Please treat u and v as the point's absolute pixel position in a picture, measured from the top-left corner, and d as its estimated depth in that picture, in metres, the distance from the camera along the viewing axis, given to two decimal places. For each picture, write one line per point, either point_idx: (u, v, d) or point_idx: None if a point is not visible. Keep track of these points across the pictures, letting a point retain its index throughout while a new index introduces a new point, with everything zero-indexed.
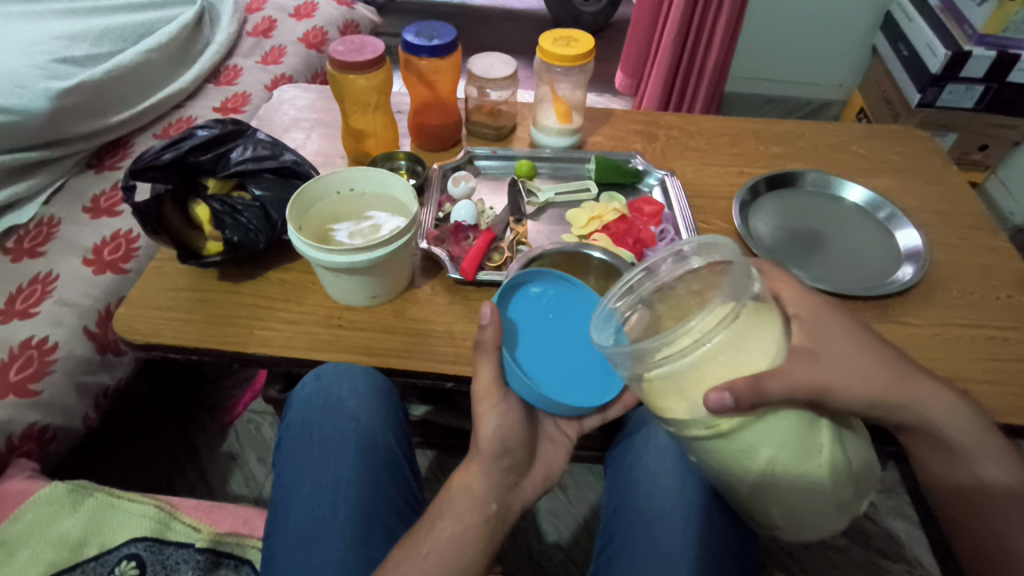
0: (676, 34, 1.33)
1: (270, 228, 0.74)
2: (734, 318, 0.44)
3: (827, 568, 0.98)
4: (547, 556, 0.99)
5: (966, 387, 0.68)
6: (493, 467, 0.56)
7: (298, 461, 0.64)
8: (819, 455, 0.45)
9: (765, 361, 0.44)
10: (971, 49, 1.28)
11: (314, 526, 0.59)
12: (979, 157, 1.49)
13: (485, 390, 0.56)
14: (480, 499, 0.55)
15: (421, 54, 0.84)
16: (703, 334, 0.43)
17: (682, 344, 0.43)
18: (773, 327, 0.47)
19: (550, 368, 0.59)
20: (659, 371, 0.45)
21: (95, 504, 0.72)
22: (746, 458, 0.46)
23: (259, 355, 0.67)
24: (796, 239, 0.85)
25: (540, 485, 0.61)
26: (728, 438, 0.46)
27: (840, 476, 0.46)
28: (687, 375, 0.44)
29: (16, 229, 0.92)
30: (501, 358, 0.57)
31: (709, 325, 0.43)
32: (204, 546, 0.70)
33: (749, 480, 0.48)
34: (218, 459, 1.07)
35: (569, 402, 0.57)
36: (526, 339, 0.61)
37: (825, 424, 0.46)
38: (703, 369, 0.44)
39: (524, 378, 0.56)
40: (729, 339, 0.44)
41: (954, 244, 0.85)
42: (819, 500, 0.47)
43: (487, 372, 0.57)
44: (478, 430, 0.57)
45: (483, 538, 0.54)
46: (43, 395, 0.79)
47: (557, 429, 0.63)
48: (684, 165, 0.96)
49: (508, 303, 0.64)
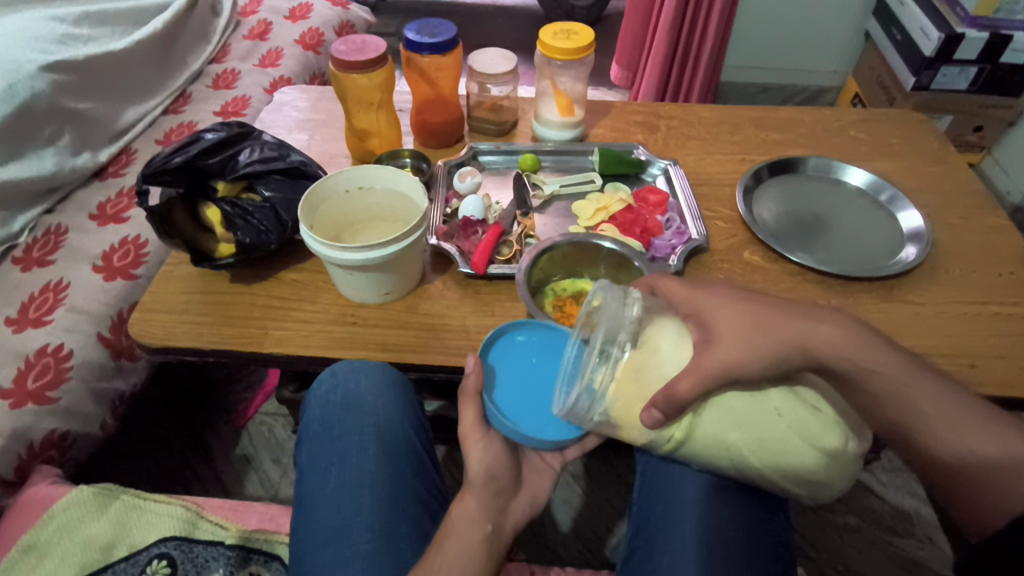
0: (671, 25, 1.33)
1: (281, 228, 0.74)
2: (620, 349, 0.50)
3: (841, 547, 1.00)
4: (563, 544, 1.00)
5: (973, 363, 0.69)
6: (483, 494, 0.57)
7: (317, 459, 0.65)
8: (780, 419, 0.46)
9: (672, 369, 0.48)
10: (964, 31, 1.29)
11: (341, 519, 0.60)
12: (974, 138, 1.50)
13: (470, 426, 0.58)
14: (476, 518, 0.55)
15: (422, 52, 0.84)
16: (607, 370, 0.49)
17: (590, 383, 0.49)
18: (665, 337, 0.50)
19: (535, 406, 0.60)
20: (598, 412, 0.50)
21: (122, 506, 0.72)
22: (721, 449, 0.48)
23: (276, 355, 0.68)
24: (799, 223, 0.86)
25: (525, 514, 0.59)
26: (690, 440, 0.49)
27: (817, 434, 0.45)
28: (622, 404, 0.49)
29: (25, 238, 0.92)
30: (483, 404, 0.59)
31: (604, 361, 0.50)
32: (234, 543, 0.71)
33: (738, 467, 0.50)
34: (232, 462, 1.07)
35: (548, 437, 0.57)
36: (515, 379, 0.62)
37: (776, 390, 0.47)
38: (627, 394, 0.49)
39: (506, 420, 0.57)
40: (631, 360, 0.49)
41: (954, 224, 0.86)
42: (818, 464, 0.46)
43: (471, 412, 0.58)
44: (467, 463, 0.58)
45: (483, 558, 0.54)
46: (61, 402, 0.79)
47: (542, 458, 0.62)
48: (686, 154, 0.96)
49: (497, 347, 0.64)
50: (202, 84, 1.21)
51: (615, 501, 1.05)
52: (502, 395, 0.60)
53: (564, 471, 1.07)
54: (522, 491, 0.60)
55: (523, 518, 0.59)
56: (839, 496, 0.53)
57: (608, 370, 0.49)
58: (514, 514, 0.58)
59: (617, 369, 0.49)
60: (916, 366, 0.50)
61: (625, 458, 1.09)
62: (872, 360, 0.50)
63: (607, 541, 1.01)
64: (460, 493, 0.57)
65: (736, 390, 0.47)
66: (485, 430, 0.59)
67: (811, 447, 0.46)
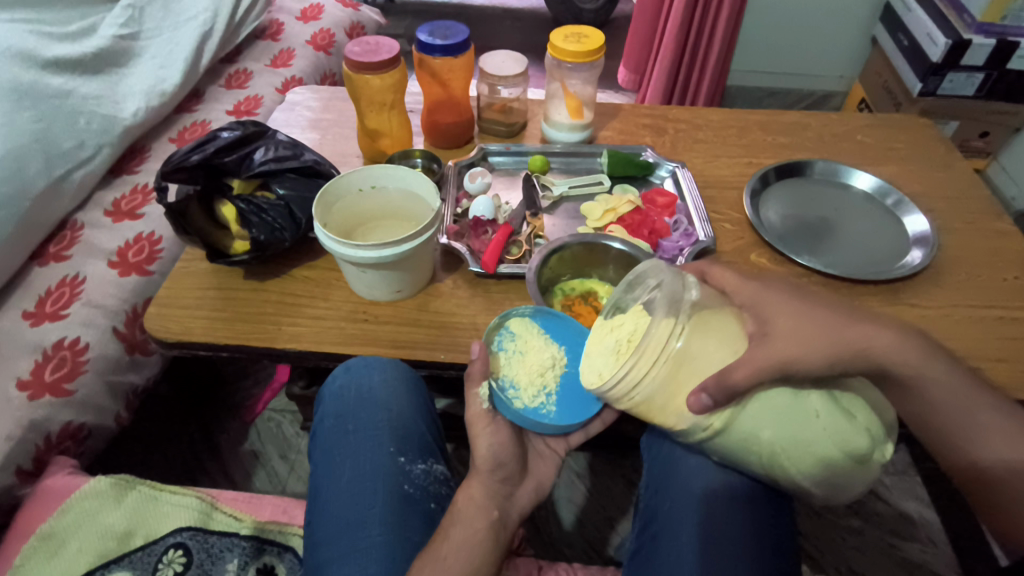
0: (678, 30, 1.34)
1: (295, 226, 0.76)
2: (682, 326, 0.48)
3: (844, 549, 1.00)
4: (567, 543, 1.01)
5: (978, 366, 0.70)
6: (490, 481, 0.57)
7: (333, 451, 0.66)
8: (817, 420, 0.47)
9: (728, 354, 0.48)
10: (971, 37, 1.30)
11: (356, 511, 0.61)
12: (980, 144, 1.51)
13: (476, 416, 0.59)
14: (483, 505, 0.56)
15: (434, 54, 0.85)
16: (661, 354, 0.47)
17: (641, 367, 0.48)
18: (722, 326, 0.50)
19: (542, 389, 0.61)
20: (637, 395, 0.49)
21: (137, 497, 0.73)
22: (752, 444, 0.49)
23: (288, 350, 0.69)
24: (805, 226, 0.87)
25: (532, 498, 0.60)
26: (727, 431, 0.50)
27: (851, 440, 0.46)
28: (663, 393, 0.49)
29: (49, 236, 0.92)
30: (489, 390, 0.59)
31: (660, 345, 0.47)
32: (249, 533, 0.72)
33: (763, 463, 0.51)
34: (241, 457, 1.08)
35: (551, 421, 0.58)
36: (524, 361, 0.62)
37: (817, 393, 0.47)
38: (671, 383, 0.48)
39: (511, 405, 0.58)
40: (684, 349, 0.48)
41: (960, 229, 0.87)
42: (846, 466, 0.47)
43: (478, 399, 0.59)
44: (475, 450, 0.58)
45: (488, 544, 0.54)
46: (77, 394, 0.81)
47: (547, 445, 0.63)
48: (694, 156, 0.97)
49: (507, 331, 0.65)
50: (214, 84, 1.23)
51: (619, 500, 1.06)
52: (510, 377, 0.61)
53: (568, 469, 1.08)
54: (528, 478, 0.61)
55: (530, 505, 0.60)
56: (851, 500, 0.54)
57: (669, 345, 0.47)
58: (521, 500, 0.59)
59: (670, 356, 0.47)
60: (923, 364, 0.51)
61: (630, 458, 1.10)
62: (882, 353, 0.50)
63: (611, 539, 1.01)
64: (467, 479, 0.58)
65: (779, 387, 0.48)
66: (494, 416, 0.59)
67: (841, 452, 0.46)
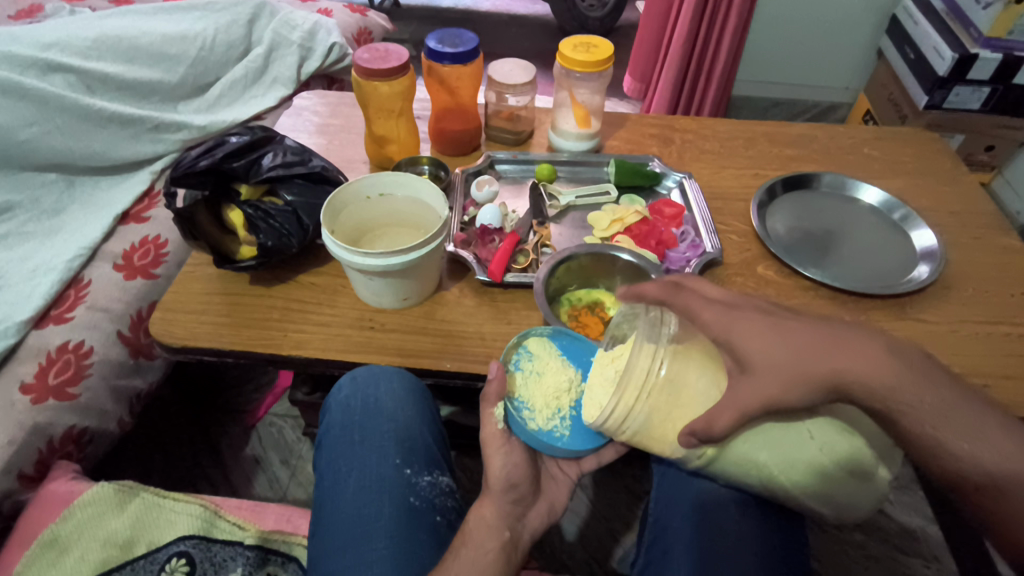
0: (685, 39, 1.34)
1: (303, 232, 0.75)
2: (661, 360, 0.48)
3: (848, 564, 1.00)
4: (569, 553, 1.00)
5: (988, 383, 0.70)
6: (502, 502, 0.57)
7: (339, 462, 0.66)
8: (811, 441, 0.46)
9: (713, 393, 0.48)
10: (977, 51, 1.30)
11: (360, 522, 0.60)
12: (985, 158, 1.52)
13: (491, 436, 0.58)
14: (495, 526, 0.56)
15: (443, 61, 0.85)
16: (645, 384, 0.48)
17: (626, 399, 0.48)
18: (703, 362, 0.49)
19: (556, 411, 0.60)
20: (631, 426, 0.50)
21: (140, 504, 0.73)
22: (750, 467, 0.49)
23: (295, 357, 0.69)
24: (810, 238, 0.87)
25: (544, 518, 0.60)
26: (722, 456, 0.49)
27: (846, 454, 0.46)
28: (653, 422, 0.49)
29: (96, 250, 0.91)
30: (504, 410, 0.59)
31: (643, 376, 0.48)
32: (253, 542, 0.71)
33: (767, 484, 0.50)
34: (242, 462, 1.08)
35: (563, 445, 0.57)
36: (540, 382, 0.61)
37: (812, 419, 0.47)
38: (660, 412, 0.48)
39: (525, 427, 0.58)
40: (670, 377, 0.48)
41: (968, 244, 0.86)
42: (847, 475, 0.48)
43: (493, 419, 0.58)
44: (488, 470, 0.58)
45: (500, 564, 0.54)
46: (80, 399, 0.81)
47: (559, 468, 0.62)
48: (701, 167, 0.97)
49: (525, 350, 0.64)
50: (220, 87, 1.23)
51: (621, 511, 1.05)
52: (525, 398, 0.60)
53: None
54: (540, 499, 0.60)
55: (542, 525, 0.60)
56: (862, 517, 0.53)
57: (651, 377, 0.48)
58: (532, 521, 0.59)
59: (655, 385, 0.48)
60: (947, 395, 0.45)
61: (631, 469, 1.10)
62: None
63: (614, 551, 1.01)
64: (478, 500, 0.58)
65: (775, 422, 0.47)
66: (507, 436, 0.59)
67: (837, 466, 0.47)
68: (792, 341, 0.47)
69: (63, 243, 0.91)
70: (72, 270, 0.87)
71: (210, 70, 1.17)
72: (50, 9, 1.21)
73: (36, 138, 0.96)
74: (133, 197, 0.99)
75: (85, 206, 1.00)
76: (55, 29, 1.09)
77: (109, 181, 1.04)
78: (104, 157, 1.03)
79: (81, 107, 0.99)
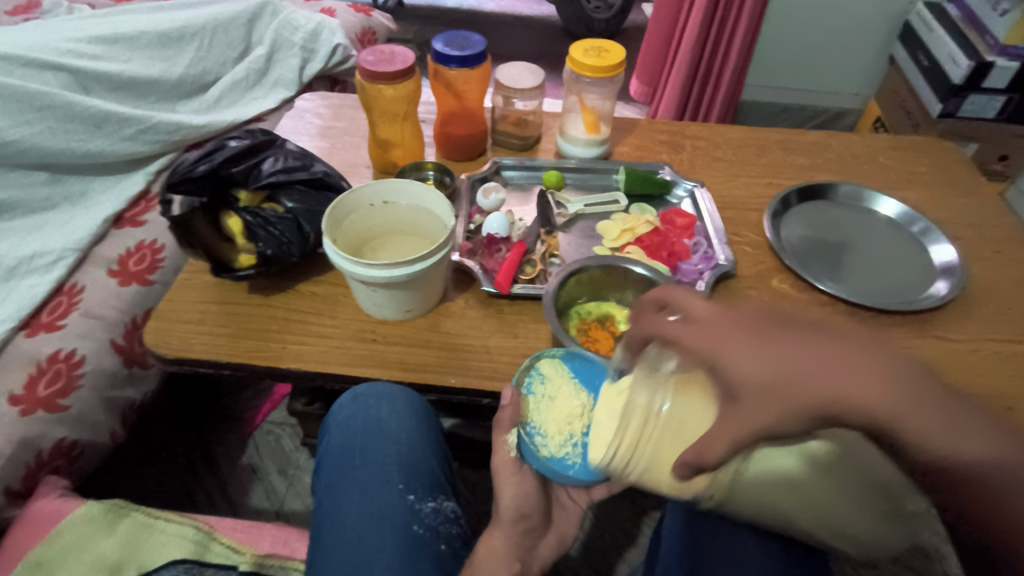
0: (695, 43, 1.32)
1: (303, 240, 0.73)
2: (659, 398, 0.46)
3: None
4: (572, 570, 0.98)
5: (1012, 404, 0.67)
6: (513, 533, 0.57)
7: (339, 486, 0.64)
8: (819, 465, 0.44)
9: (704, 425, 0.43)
10: (994, 59, 1.27)
11: (360, 553, 0.58)
12: (999, 167, 1.49)
13: (503, 463, 0.58)
14: (505, 557, 0.55)
15: (450, 64, 0.83)
16: (645, 423, 0.46)
17: (626, 439, 0.47)
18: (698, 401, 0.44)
19: (569, 438, 0.57)
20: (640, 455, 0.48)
21: (132, 524, 0.71)
22: (763, 496, 0.47)
23: (293, 370, 0.66)
24: (824, 250, 0.85)
25: (554, 551, 0.60)
26: (733, 487, 0.46)
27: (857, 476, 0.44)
28: (658, 463, 0.46)
29: (83, 253, 0.89)
30: (517, 437, 0.58)
31: (643, 415, 0.46)
32: (247, 569, 0.68)
33: (784, 512, 0.48)
34: (239, 472, 1.05)
35: (574, 473, 0.55)
36: (553, 407, 0.58)
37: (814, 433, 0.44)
38: (663, 452, 0.45)
39: (536, 454, 0.56)
40: (672, 415, 0.45)
41: (988, 258, 0.84)
42: (864, 496, 0.45)
43: (505, 447, 0.58)
44: (498, 499, 0.58)
45: None
46: (71, 410, 0.78)
47: (570, 498, 0.61)
48: (712, 175, 0.95)
49: (537, 373, 0.61)
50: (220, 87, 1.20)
51: (626, 526, 1.03)
52: (538, 424, 0.58)
53: None
54: (549, 531, 0.60)
55: (552, 556, 0.60)
56: (894, 548, 0.49)
57: (652, 415, 0.46)
58: (542, 554, 0.59)
59: (656, 425, 0.45)
60: None
61: (636, 483, 1.07)
62: None
63: (618, 567, 0.99)
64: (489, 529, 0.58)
65: (772, 447, 0.44)
66: (520, 465, 0.59)
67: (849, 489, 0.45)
68: (796, 357, 0.39)
69: (48, 243, 0.88)
70: (58, 275, 0.85)
71: (209, 69, 1.14)
72: (47, 5, 1.18)
73: (27, 137, 0.94)
74: (128, 200, 0.97)
75: (79, 210, 0.98)
76: (53, 28, 1.07)
77: (103, 183, 1.02)
78: (96, 159, 1.00)
79: (75, 106, 0.97)
